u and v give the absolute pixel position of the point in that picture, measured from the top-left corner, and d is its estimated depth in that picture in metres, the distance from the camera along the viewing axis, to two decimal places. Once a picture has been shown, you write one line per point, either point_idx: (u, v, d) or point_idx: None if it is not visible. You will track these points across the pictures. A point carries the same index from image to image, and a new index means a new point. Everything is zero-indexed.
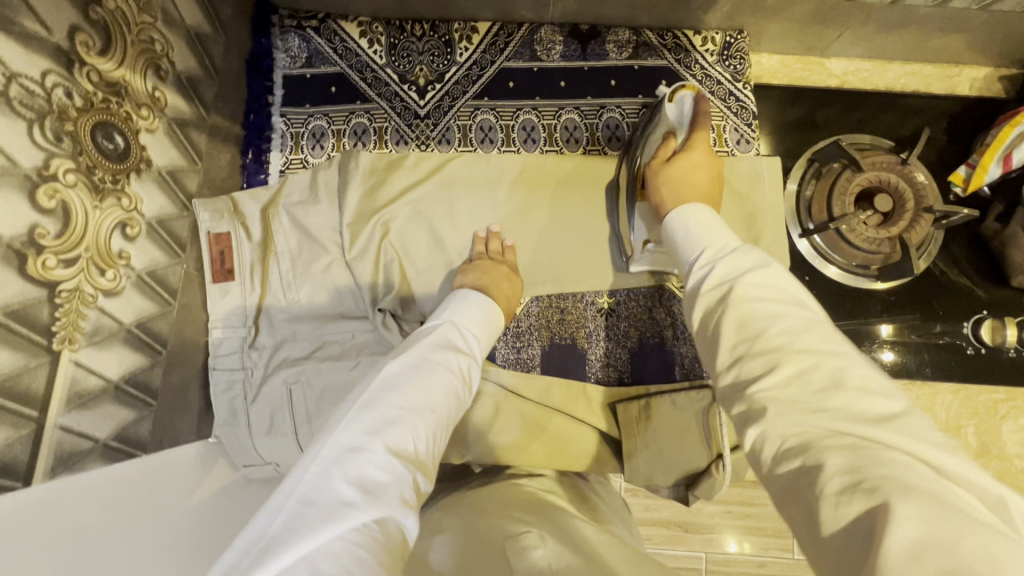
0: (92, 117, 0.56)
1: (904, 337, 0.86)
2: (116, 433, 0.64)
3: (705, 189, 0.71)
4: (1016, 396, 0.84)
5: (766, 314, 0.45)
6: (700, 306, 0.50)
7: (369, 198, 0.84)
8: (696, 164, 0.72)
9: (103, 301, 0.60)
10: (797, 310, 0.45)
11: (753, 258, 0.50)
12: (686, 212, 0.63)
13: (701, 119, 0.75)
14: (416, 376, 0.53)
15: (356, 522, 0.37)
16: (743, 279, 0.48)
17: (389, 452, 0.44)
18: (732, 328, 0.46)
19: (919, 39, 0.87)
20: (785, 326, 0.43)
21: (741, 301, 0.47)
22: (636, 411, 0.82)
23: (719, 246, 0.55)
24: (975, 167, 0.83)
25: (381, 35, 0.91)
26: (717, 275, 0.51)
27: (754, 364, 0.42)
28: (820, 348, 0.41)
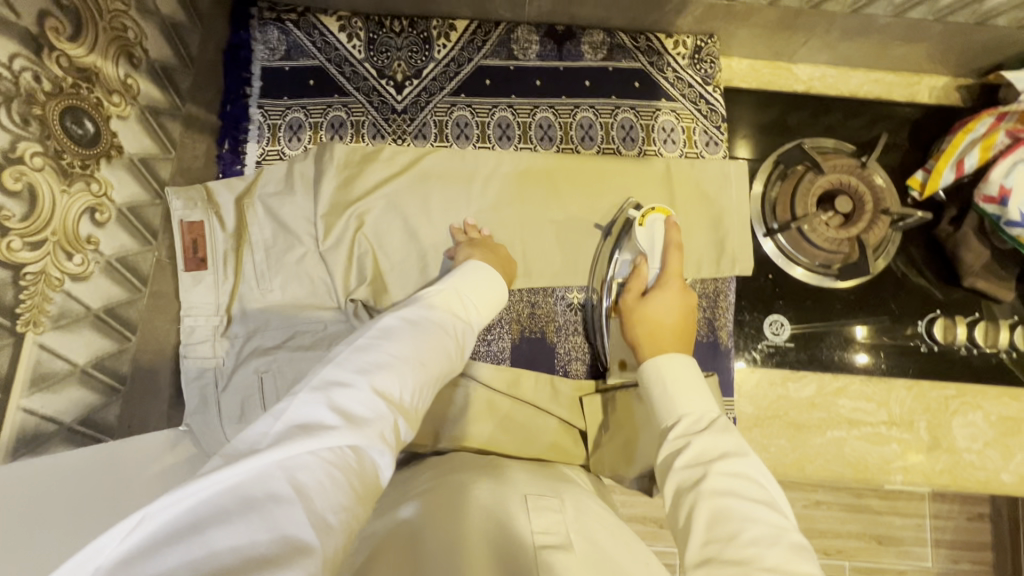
0: (61, 102, 0.57)
1: (878, 339, 0.89)
2: (81, 418, 0.65)
3: (675, 329, 0.77)
4: (966, 393, 0.87)
5: (739, 514, 0.48)
6: (673, 479, 0.56)
7: (343, 190, 0.85)
8: (670, 305, 0.79)
9: (71, 285, 0.60)
10: (767, 515, 0.48)
11: (726, 441, 0.56)
12: (659, 364, 0.68)
13: (671, 253, 0.82)
14: (412, 334, 0.57)
15: (333, 444, 0.41)
16: (717, 469, 0.53)
17: (374, 392, 0.47)
18: (703, 523, 0.49)
19: (881, 48, 0.90)
20: (753, 534, 0.46)
21: (714, 494, 0.51)
22: (602, 404, 0.86)
23: (693, 416, 0.61)
24: (932, 171, 0.86)
25: (360, 30, 0.92)
26: (693, 455, 0.56)
27: (722, 567, 0.45)
28: (785, 565, 0.44)
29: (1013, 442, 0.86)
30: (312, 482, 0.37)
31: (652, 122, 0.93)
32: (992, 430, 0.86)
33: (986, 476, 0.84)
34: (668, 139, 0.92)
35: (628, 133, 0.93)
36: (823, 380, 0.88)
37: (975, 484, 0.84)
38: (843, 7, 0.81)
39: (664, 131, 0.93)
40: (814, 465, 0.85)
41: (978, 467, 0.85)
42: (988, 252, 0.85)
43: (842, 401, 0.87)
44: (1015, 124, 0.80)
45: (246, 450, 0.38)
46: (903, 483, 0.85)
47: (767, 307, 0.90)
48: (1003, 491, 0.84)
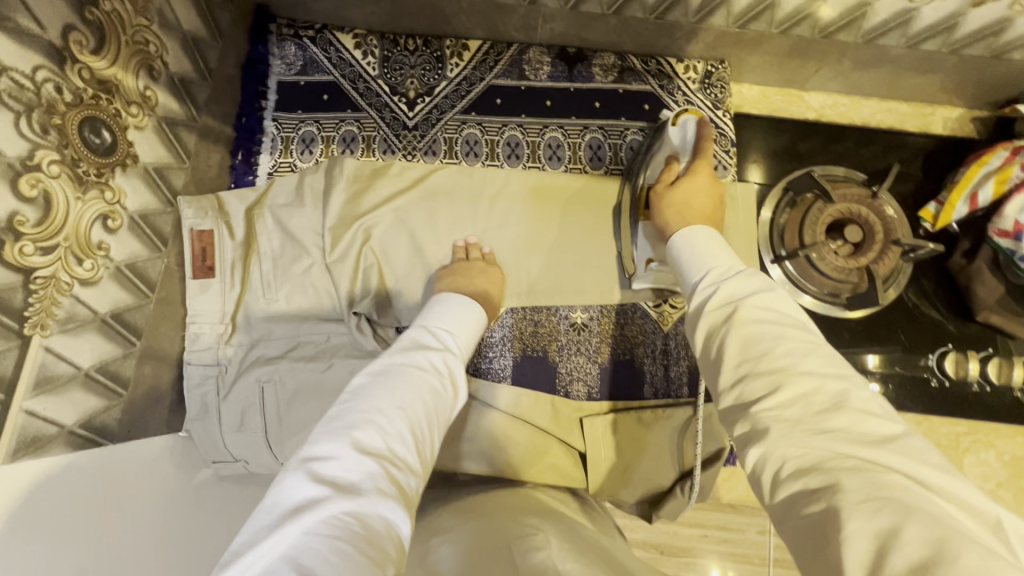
0: (81, 112, 0.58)
1: (892, 367, 0.87)
2: (83, 421, 0.65)
3: (708, 212, 0.73)
4: (979, 430, 0.85)
5: (770, 336, 0.48)
6: (702, 324, 0.53)
7: (352, 204, 0.86)
8: (700, 187, 0.74)
9: (80, 290, 0.61)
10: (799, 334, 0.48)
11: (755, 282, 0.54)
12: (688, 234, 0.66)
13: (705, 142, 0.76)
14: (385, 381, 0.57)
15: (327, 517, 0.41)
16: (748, 303, 0.51)
17: (356, 452, 0.47)
18: (737, 348, 0.48)
19: (894, 78, 0.90)
20: (787, 347, 0.46)
21: (744, 322, 0.50)
22: (601, 428, 0.84)
23: (720, 269, 0.58)
24: (945, 203, 0.85)
25: (376, 47, 0.94)
26: (722, 298, 0.53)
27: (759, 386, 0.45)
28: (820, 371, 0.44)
29: None
30: (317, 559, 0.37)
31: None
32: (1006, 470, 0.84)
33: None
34: None
35: (636, 154, 0.93)
36: None
37: None
38: (854, 37, 0.81)
39: None
40: None
41: None
42: (1001, 286, 0.83)
43: None
44: None
45: (241, 551, 0.39)
46: None
47: None
48: None
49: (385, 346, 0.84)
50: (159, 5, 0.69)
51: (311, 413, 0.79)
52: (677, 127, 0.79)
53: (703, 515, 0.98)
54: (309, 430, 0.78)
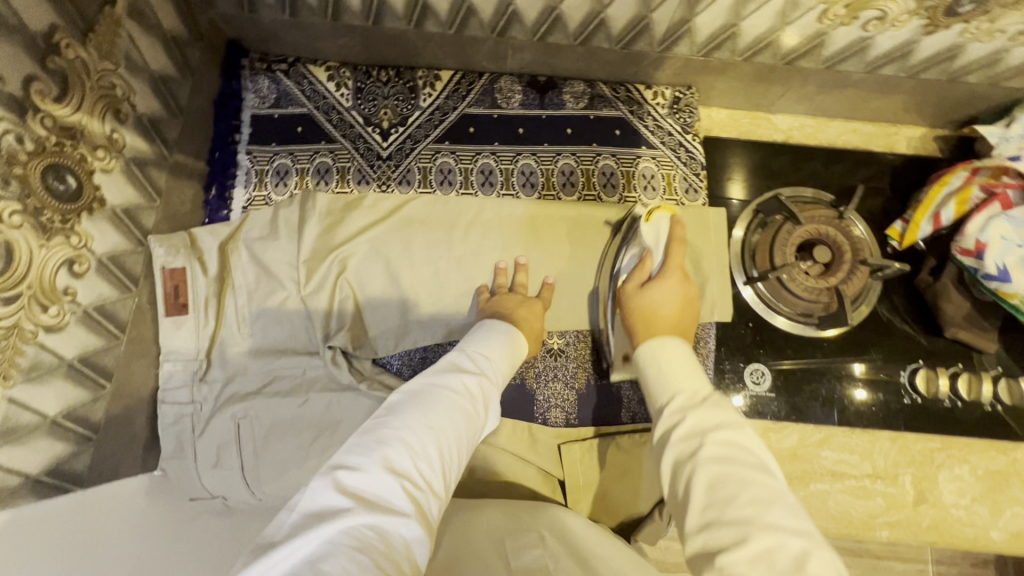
0: (44, 160, 0.58)
1: (877, 374, 0.88)
2: (49, 469, 0.65)
3: (674, 321, 0.72)
4: (952, 445, 0.86)
5: (735, 476, 0.48)
6: (669, 454, 0.54)
7: (325, 236, 0.86)
8: (671, 293, 0.75)
9: (44, 336, 0.61)
10: (765, 478, 0.49)
11: (721, 414, 0.55)
12: (653, 346, 0.66)
13: (675, 244, 0.78)
14: (420, 400, 0.58)
15: (350, 527, 0.42)
16: (713, 437, 0.52)
17: (385, 469, 0.48)
18: (702, 489, 0.49)
19: (858, 100, 0.92)
20: (751, 495, 0.47)
21: (711, 458, 0.51)
22: (579, 454, 0.84)
23: (686, 393, 0.59)
24: (910, 222, 0.87)
25: (349, 79, 0.94)
26: (688, 427, 0.54)
27: (724, 536, 0.45)
28: (783, 524, 0.44)
29: (1001, 498, 0.84)
30: (335, 570, 0.38)
31: (632, 169, 0.94)
32: (980, 484, 0.85)
33: (974, 533, 0.82)
34: (648, 186, 0.94)
35: (608, 179, 0.94)
36: (805, 431, 0.87)
37: (964, 541, 0.83)
38: (815, 63, 0.83)
39: (644, 179, 0.94)
40: None
41: (967, 523, 0.83)
42: (968, 302, 0.85)
43: (825, 452, 0.87)
44: (989, 179, 0.81)
45: (265, 545, 0.41)
46: (888, 539, 0.83)
47: (747, 355, 0.89)
48: (992, 549, 0.82)
49: (361, 377, 0.84)
50: (125, 48, 0.69)
51: (287, 449, 0.80)
52: (650, 224, 0.80)
53: None
54: (285, 465, 0.79)
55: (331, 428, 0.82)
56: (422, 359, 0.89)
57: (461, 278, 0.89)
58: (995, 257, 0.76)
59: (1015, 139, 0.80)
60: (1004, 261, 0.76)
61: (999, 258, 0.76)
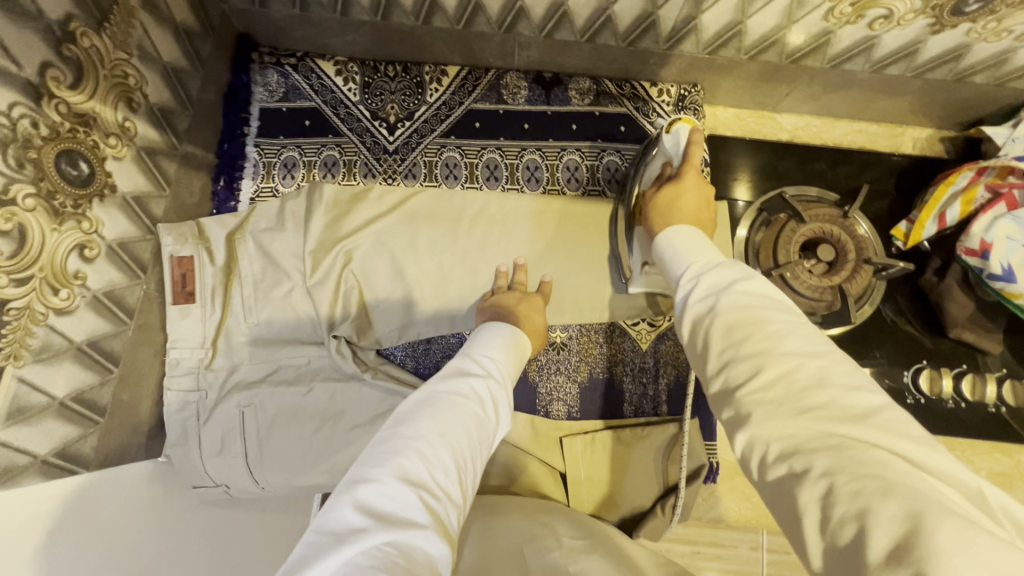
0: (58, 145, 0.60)
1: (883, 380, 0.88)
2: (57, 450, 0.66)
3: (693, 210, 0.68)
4: (955, 447, 0.86)
5: (756, 317, 0.44)
6: (687, 315, 0.49)
7: (332, 228, 0.87)
8: (689, 189, 0.71)
9: (55, 319, 0.62)
10: (783, 314, 0.44)
11: (741, 267, 0.50)
12: (672, 234, 0.62)
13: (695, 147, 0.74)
14: (429, 408, 0.57)
15: (368, 548, 0.42)
16: (732, 290, 0.47)
17: (399, 482, 0.48)
18: (719, 335, 0.45)
19: (864, 100, 0.92)
20: (772, 330, 0.43)
21: (729, 306, 0.46)
22: (581, 447, 0.85)
23: (705, 261, 0.54)
24: (915, 222, 0.87)
25: (356, 74, 0.95)
26: (705, 286, 0.50)
27: (740, 368, 0.42)
28: (807, 351, 0.41)
29: None
30: None
31: None
32: None
33: None
34: None
35: (612, 175, 0.95)
36: None
37: None
38: (821, 62, 0.83)
39: None
40: None
41: None
42: (972, 303, 0.85)
43: None
44: (995, 179, 0.81)
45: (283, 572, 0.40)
46: None
47: None
48: None
49: (365, 367, 0.84)
50: (138, 39, 0.71)
51: (292, 437, 0.81)
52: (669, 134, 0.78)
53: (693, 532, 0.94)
54: (291, 453, 0.81)
55: (334, 417, 0.83)
56: (425, 350, 0.91)
57: (465, 272, 0.90)
58: (1001, 257, 0.77)
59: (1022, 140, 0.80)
60: (1009, 261, 0.76)
61: (1005, 258, 0.77)
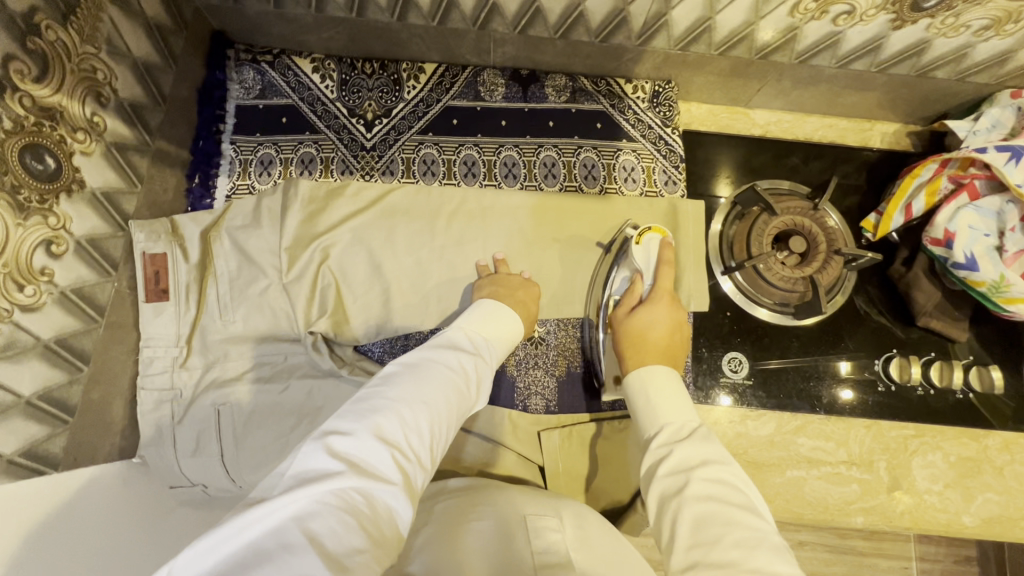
0: (22, 139, 0.59)
1: (862, 373, 0.90)
2: (23, 449, 0.65)
3: (664, 343, 0.74)
4: (925, 433, 0.87)
5: (721, 517, 0.49)
6: (656, 489, 0.55)
7: (308, 224, 0.86)
8: (659, 318, 0.77)
9: (20, 315, 0.61)
10: (753, 520, 0.49)
11: (709, 449, 0.56)
12: (642, 377, 0.67)
13: (664, 269, 0.81)
14: (415, 374, 0.58)
15: (338, 490, 0.43)
16: (698, 475, 0.53)
17: (377, 437, 0.49)
18: (687, 530, 0.50)
19: (833, 95, 0.94)
20: (737, 536, 0.47)
21: (696, 497, 0.52)
22: (560, 440, 0.85)
23: (674, 426, 0.60)
24: (884, 214, 0.89)
25: (333, 71, 0.95)
26: (675, 462, 0.56)
27: (706, 573, 0.46)
28: (769, 568, 0.44)
29: (972, 484, 0.86)
30: (322, 529, 0.39)
31: (613, 161, 0.96)
32: (952, 471, 0.86)
33: (947, 518, 0.84)
34: (629, 178, 0.96)
35: (590, 171, 0.96)
36: (783, 419, 0.88)
37: (938, 527, 0.84)
38: (789, 58, 0.85)
39: (624, 171, 0.96)
40: (774, 505, 0.85)
41: (940, 509, 0.84)
42: (938, 292, 0.87)
43: (801, 440, 0.88)
44: (957, 170, 0.82)
45: (254, 502, 0.41)
46: (864, 524, 0.84)
47: (725, 344, 0.90)
48: (965, 534, 0.83)
49: (342, 364, 0.85)
50: (107, 33, 0.70)
51: (268, 435, 0.81)
52: (640, 245, 0.84)
53: None
54: (267, 451, 0.80)
55: (311, 415, 0.82)
56: (403, 347, 0.90)
57: (444, 268, 0.90)
58: (963, 246, 0.79)
59: (982, 133, 0.84)
60: (972, 250, 0.78)
61: (968, 247, 0.78)
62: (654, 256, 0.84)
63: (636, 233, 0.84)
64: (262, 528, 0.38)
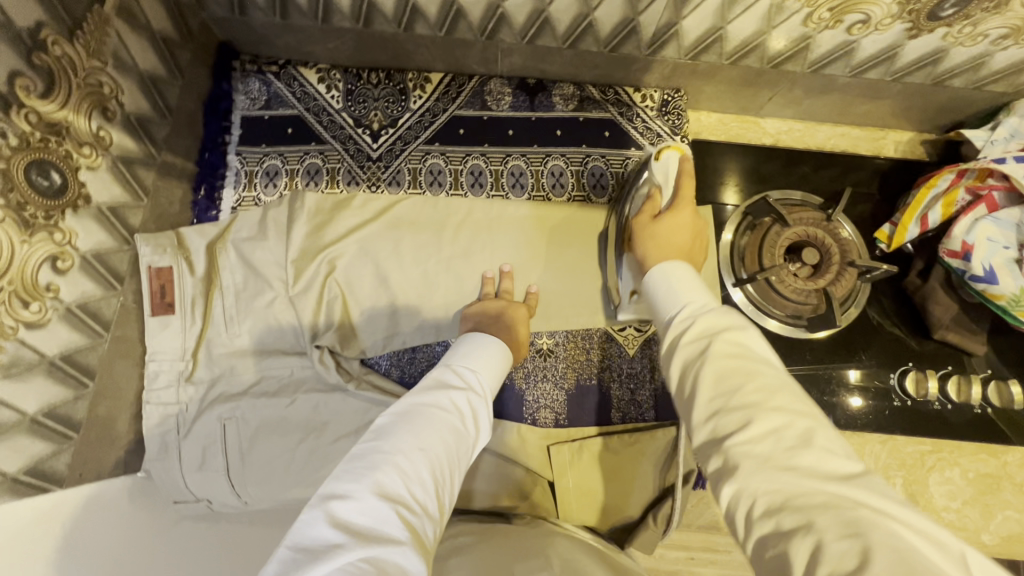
0: (28, 154, 0.59)
1: (873, 382, 0.88)
2: (28, 467, 0.64)
3: (687, 248, 0.70)
4: (942, 448, 0.86)
5: (744, 369, 0.47)
6: (678, 358, 0.52)
7: (314, 236, 0.86)
8: (682, 223, 0.72)
9: (25, 333, 0.60)
10: (772, 369, 0.48)
11: (735, 317, 0.53)
12: (665, 270, 0.65)
13: (686, 180, 0.75)
14: (409, 421, 0.56)
15: (344, 564, 0.41)
16: (722, 337, 0.50)
17: (377, 496, 0.47)
18: (709, 384, 0.48)
19: (846, 104, 0.92)
20: (758, 383, 0.46)
21: (720, 355, 0.49)
22: (569, 455, 0.84)
23: (696, 304, 0.58)
24: (898, 224, 0.87)
25: (339, 81, 0.95)
26: (698, 330, 0.53)
27: (729, 421, 0.45)
28: (789, 408, 0.44)
29: (991, 501, 0.85)
30: None
31: (622, 170, 0.95)
32: (970, 487, 0.85)
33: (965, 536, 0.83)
34: None
35: (598, 180, 0.95)
36: None
37: None
38: (801, 67, 0.84)
39: None
40: None
41: (958, 526, 0.84)
42: (955, 305, 0.85)
43: None
44: (974, 181, 0.81)
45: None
46: None
47: None
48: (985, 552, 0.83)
49: (349, 377, 0.83)
50: (113, 47, 0.70)
51: (275, 450, 0.80)
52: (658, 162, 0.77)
53: (685, 538, 0.99)
54: (273, 466, 0.80)
55: (317, 430, 0.82)
56: (411, 359, 0.89)
57: (451, 279, 0.89)
58: (982, 257, 0.77)
59: (1000, 142, 0.82)
60: (991, 262, 0.77)
61: (987, 259, 0.77)
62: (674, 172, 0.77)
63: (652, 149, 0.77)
64: None
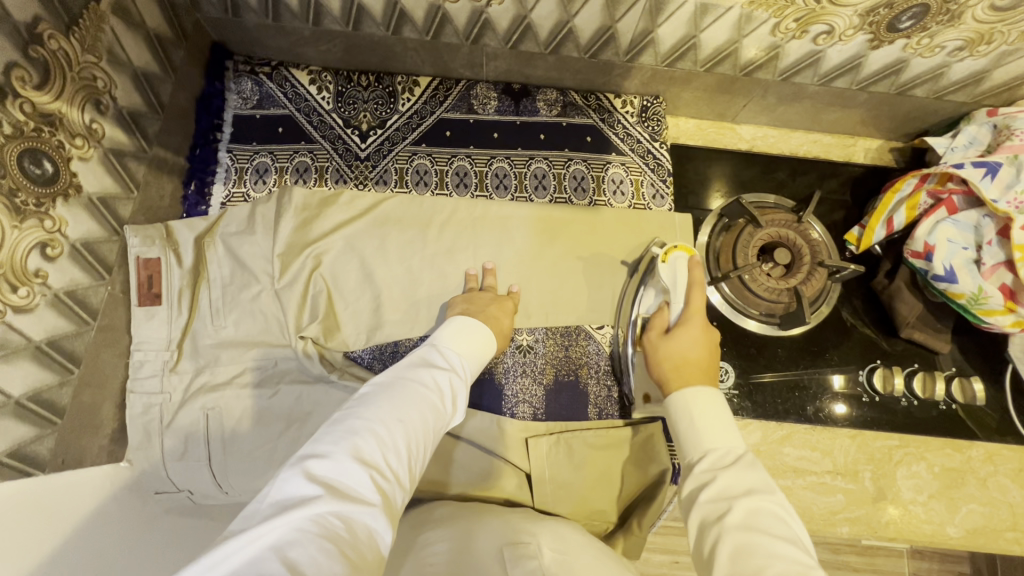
0: (22, 143, 0.61)
1: (853, 388, 0.91)
2: (11, 450, 0.65)
3: (705, 364, 0.74)
4: (909, 443, 0.89)
5: (762, 549, 0.49)
6: (698, 515, 0.57)
7: (300, 231, 0.87)
8: (695, 337, 0.76)
9: (13, 316, 0.62)
10: (796, 552, 0.49)
11: (751, 476, 0.57)
12: (685, 397, 0.68)
13: (695, 292, 0.81)
14: (390, 393, 0.58)
15: (317, 515, 0.43)
16: (741, 504, 0.54)
17: (355, 459, 0.49)
18: (726, 558, 0.51)
19: (817, 112, 0.96)
20: (781, 567, 0.47)
21: (737, 527, 0.53)
22: (546, 447, 0.85)
23: (718, 451, 0.61)
24: (866, 227, 0.91)
25: (329, 83, 0.98)
26: (717, 490, 0.57)
27: None
28: None
29: (957, 495, 0.87)
30: (303, 559, 0.39)
31: (602, 173, 0.98)
32: (936, 481, 0.87)
33: (933, 529, 0.85)
34: (618, 190, 0.98)
35: (579, 183, 0.98)
36: (768, 428, 0.89)
37: (923, 538, 0.85)
38: (772, 75, 0.88)
39: (613, 183, 0.98)
40: None
41: (925, 520, 0.85)
42: (920, 304, 0.88)
43: (786, 450, 0.88)
44: (937, 185, 0.84)
45: (231, 535, 0.42)
46: (849, 534, 0.85)
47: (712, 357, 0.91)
48: (950, 544, 0.84)
49: (332, 369, 0.86)
50: (108, 44, 0.72)
51: (257, 438, 0.82)
52: (667, 267, 0.82)
53: (669, 538, 1.01)
54: (254, 455, 0.82)
55: (300, 420, 0.84)
56: (393, 354, 0.90)
57: (434, 276, 0.92)
58: (943, 258, 0.80)
59: (959, 149, 0.87)
60: (951, 262, 0.80)
61: (947, 260, 0.80)
62: (683, 279, 0.82)
63: (663, 252, 0.82)
64: (240, 559, 0.38)
